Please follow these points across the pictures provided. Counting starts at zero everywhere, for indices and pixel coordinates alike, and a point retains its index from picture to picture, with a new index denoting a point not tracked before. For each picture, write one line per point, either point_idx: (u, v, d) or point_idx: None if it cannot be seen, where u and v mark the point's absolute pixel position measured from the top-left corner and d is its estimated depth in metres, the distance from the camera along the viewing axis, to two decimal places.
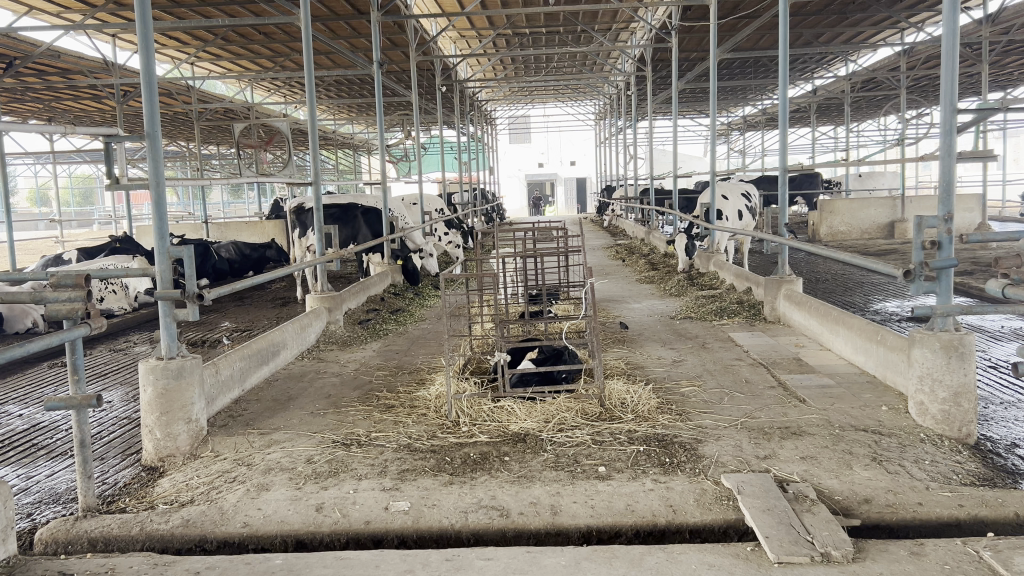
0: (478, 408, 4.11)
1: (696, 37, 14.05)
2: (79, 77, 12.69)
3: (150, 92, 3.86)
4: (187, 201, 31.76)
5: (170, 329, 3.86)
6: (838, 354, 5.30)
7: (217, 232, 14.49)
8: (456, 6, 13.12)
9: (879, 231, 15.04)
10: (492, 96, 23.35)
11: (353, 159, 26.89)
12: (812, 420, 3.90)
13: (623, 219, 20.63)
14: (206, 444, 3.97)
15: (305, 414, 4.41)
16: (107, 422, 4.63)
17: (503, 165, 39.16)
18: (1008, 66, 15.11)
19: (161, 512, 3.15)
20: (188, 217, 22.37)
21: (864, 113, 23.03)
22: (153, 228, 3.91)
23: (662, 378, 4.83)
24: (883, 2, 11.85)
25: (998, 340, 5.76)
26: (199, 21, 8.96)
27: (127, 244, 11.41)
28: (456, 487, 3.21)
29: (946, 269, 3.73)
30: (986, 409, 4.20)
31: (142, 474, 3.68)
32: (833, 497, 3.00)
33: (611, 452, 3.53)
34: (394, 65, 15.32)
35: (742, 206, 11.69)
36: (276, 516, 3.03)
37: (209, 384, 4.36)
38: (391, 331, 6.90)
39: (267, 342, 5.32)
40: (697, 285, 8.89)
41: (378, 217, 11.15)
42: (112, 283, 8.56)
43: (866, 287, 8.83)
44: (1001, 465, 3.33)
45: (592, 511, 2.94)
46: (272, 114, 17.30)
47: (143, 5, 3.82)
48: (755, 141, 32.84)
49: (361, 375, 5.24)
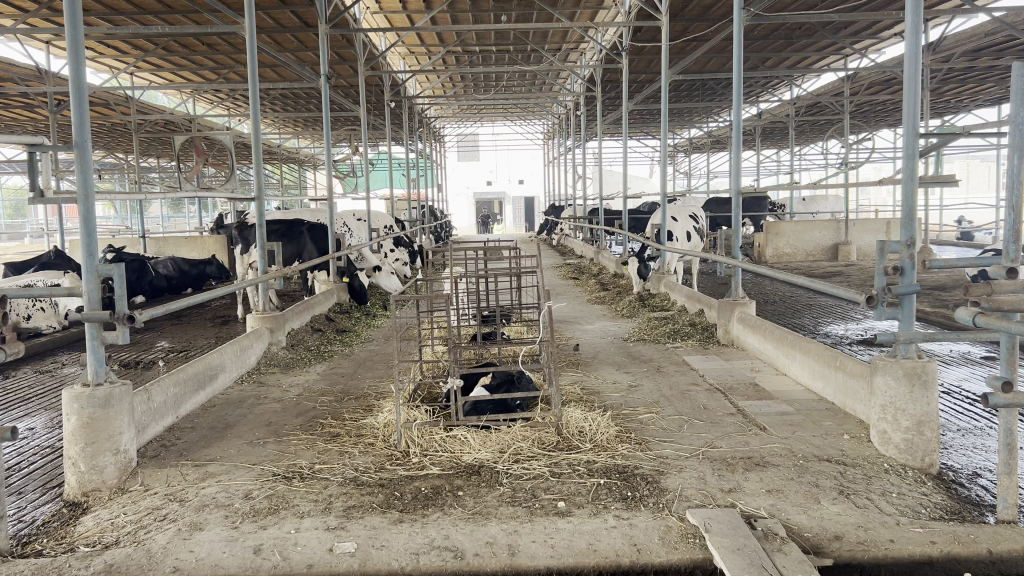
0: (430, 438, 3.90)
1: (645, 60, 14.16)
2: (9, 84, 12.16)
3: (79, 101, 3.58)
4: (123, 217, 30.77)
5: (97, 353, 3.59)
6: (795, 379, 5.23)
7: (155, 247, 14.06)
8: (405, 22, 12.95)
9: (823, 253, 15.23)
10: (441, 114, 23.22)
11: (297, 175, 26.49)
12: (776, 449, 3.79)
13: (572, 239, 20.70)
14: (135, 477, 3.70)
15: (244, 443, 4.15)
16: (26, 451, 4.31)
17: (450, 183, 39.06)
18: (946, 93, 15.58)
19: (82, 555, 2.87)
20: (125, 232, 21.69)
21: (806, 137, 23.55)
22: (81, 244, 3.62)
23: (619, 404, 4.67)
24: (830, 29, 11.98)
25: (951, 365, 5.77)
26: (139, 27, 8.63)
27: (57, 259, 10.95)
28: (405, 526, 3.00)
29: (908, 295, 3.61)
30: (945, 437, 4.14)
31: (63, 510, 3.39)
32: (803, 534, 2.87)
33: (570, 486, 3.35)
34: (341, 79, 15.08)
35: (691, 227, 11.67)
36: (209, 559, 2.79)
37: (140, 413, 4.06)
38: (337, 354, 6.66)
39: (204, 366, 5.04)
40: (648, 306, 8.84)
41: (324, 233, 10.84)
42: (40, 300, 8.09)
43: (816, 309, 8.87)
44: (966, 496, 3.25)
45: (552, 551, 2.76)
46: (213, 127, 16.88)
47: (73, 7, 3.55)
48: (699, 164, 33.35)
49: (304, 401, 4.99)
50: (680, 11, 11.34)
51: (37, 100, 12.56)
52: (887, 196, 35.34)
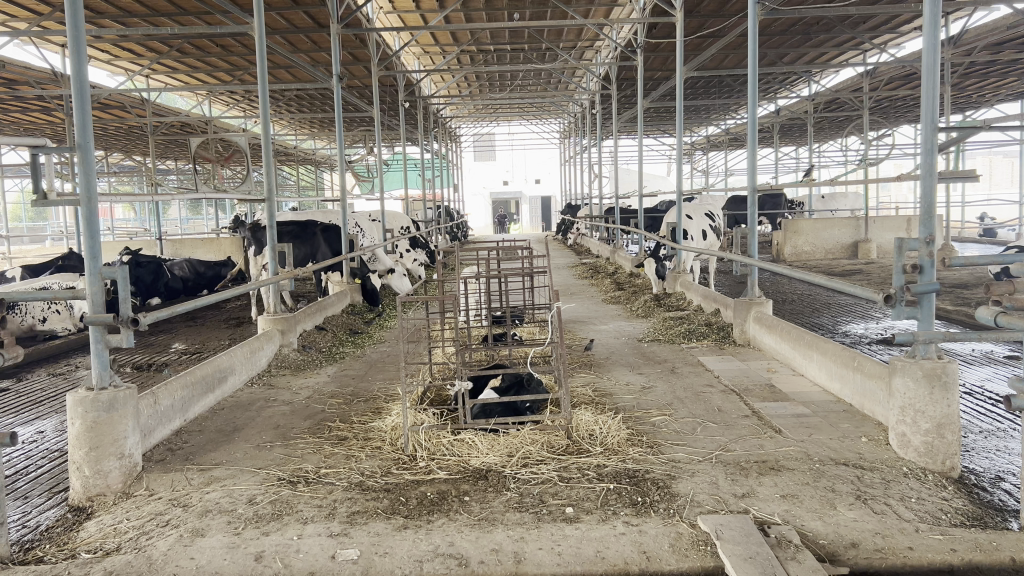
0: (437, 441, 3.82)
1: (660, 57, 14.09)
2: (25, 87, 12.24)
3: (81, 100, 3.54)
4: (143, 218, 31.03)
5: (101, 356, 3.56)
6: (812, 380, 5.12)
7: (171, 249, 14.13)
8: (418, 21, 12.94)
9: (842, 251, 15.05)
10: (457, 113, 23.25)
11: (313, 176, 26.60)
12: (792, 453, 3.70)
13: (588, 239, 20.65)
14: (140, 481, 3.66)
15: (251, 446, 4.11)
16: (35, 455, 4.29)
17: (467, 183, 39.12)
18: (968, 88, 15.38)
19: (82, 562, 2.83)
20: (144, 234, 21.84)
21: (826, 133, 23.35)
22: (85, 245, 3.58)
23: (631, 406, 4.59)
24: (847, 23, 11.85)
25: (974, 365, 5.64)
26: (150, 29, 8.63)
27: (72, 261, 11.00)
28: (409, 533, 2.94)
29: (927, 293, 3.50)
30: (967, 439, 4.03)
31: (68, 516, 3.35)
32: (818, 542, 2.78)
33: (578, 491, 3.28)
34: (355, 80, 15.07)
35: (706, 226, 11.54)
36: (210, 567, 2.74)
37: (146, 416, 4.02)
38: (348, 355, 6.62)
39: (213, 368, 5.00)
40: (664, 306, 8.74)
41: (338, 234, 10.81)
42: (56, 303, 8.07)
43: (835, 308, 8.73)
44: (988, 501, 3.15)
45: (559, 559, 2.69)
46: (229, 129, 16.94)
47: (74, 5, 3.51)
48: (718, 162, 33.16)
49: (313, 404, 4.94)
50: (695, 7, 11.23)
51: (52, 103, 12.62)
52: (909, 193, 35.00)
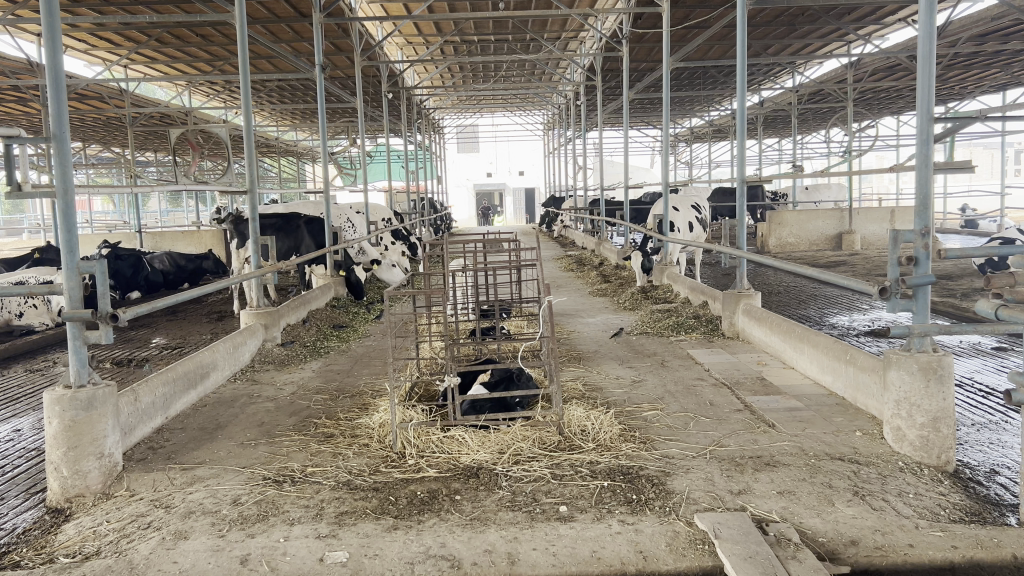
0: (426, 438, 3.75)
1: (645, 48, 14.04)
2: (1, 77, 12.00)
3: (55, 87, 3.39)
4: (123, 211, 30.59)
5: (79, 353, 3.44)
6: (803, 373, 5.08)
7: (151, 242, 13.94)
8: (401, 10, 12.81)
9: (827, 242, 15.06)
10: (440, 104, 23.12)
11: (296, 168, 26.36)
12: (786, 447, 3.65)
13: (573, 231, 20.61)
14: (121, 481, 3.56)
15: (234, 445, 4.01)
16: (11, 454, 4.18)
17: (451, 175, 38.95)
18: (951, 79, 15.41)
19: (60, 567, 2.73)
20: (124, 226, 21.56)
21: (809, 125, 23.39)
22: (61, 238, 3.47)
23: (622, 401, 4.53)
24: (833, 14, 11.84)
25: (964, 357, 5.62)
26: (128, 18, 8.48)
27: (49, 254, 10.79)
28: (400, 533, 2.86)
29: (923, 286, 3.45)
30: (960, 432, 3.99)
31: (46, 517, 3.25)
32: (818, 539, 2.72)
33: (571, 488, 3.22)
34: (338, 70, 14.91)
35: (693, 218, 11.50)
36: (193, 570, 2.65)
37: (126, 414, 3.92)
38: (333, 349, 6.53)
39: (195, 364, 4.90)
40: (651, 298, 8.70)
41: (321, 227, 10.67)
42: (33, 297, 7.92)
43: (822, 300, 8.71)
44: (985, 495, 3.11)
45: (554, 559, 2.62)
46: (210, 120, 16.74)
47: None
48: (702, 154, 33.18)
49: (299, 400, 4.85)
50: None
51: (27, 94, 12.39)
52: (891, 184, 35.20)
